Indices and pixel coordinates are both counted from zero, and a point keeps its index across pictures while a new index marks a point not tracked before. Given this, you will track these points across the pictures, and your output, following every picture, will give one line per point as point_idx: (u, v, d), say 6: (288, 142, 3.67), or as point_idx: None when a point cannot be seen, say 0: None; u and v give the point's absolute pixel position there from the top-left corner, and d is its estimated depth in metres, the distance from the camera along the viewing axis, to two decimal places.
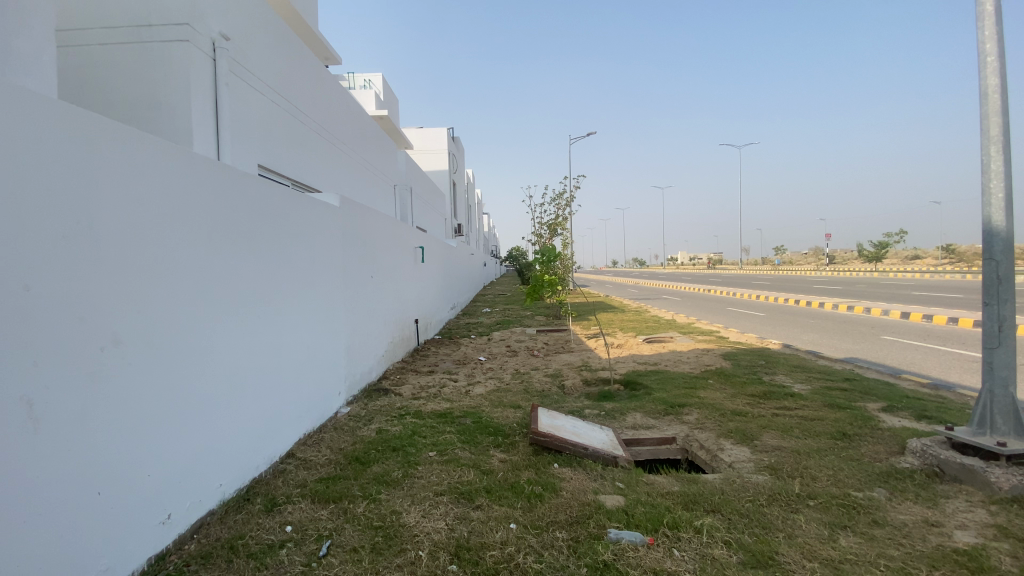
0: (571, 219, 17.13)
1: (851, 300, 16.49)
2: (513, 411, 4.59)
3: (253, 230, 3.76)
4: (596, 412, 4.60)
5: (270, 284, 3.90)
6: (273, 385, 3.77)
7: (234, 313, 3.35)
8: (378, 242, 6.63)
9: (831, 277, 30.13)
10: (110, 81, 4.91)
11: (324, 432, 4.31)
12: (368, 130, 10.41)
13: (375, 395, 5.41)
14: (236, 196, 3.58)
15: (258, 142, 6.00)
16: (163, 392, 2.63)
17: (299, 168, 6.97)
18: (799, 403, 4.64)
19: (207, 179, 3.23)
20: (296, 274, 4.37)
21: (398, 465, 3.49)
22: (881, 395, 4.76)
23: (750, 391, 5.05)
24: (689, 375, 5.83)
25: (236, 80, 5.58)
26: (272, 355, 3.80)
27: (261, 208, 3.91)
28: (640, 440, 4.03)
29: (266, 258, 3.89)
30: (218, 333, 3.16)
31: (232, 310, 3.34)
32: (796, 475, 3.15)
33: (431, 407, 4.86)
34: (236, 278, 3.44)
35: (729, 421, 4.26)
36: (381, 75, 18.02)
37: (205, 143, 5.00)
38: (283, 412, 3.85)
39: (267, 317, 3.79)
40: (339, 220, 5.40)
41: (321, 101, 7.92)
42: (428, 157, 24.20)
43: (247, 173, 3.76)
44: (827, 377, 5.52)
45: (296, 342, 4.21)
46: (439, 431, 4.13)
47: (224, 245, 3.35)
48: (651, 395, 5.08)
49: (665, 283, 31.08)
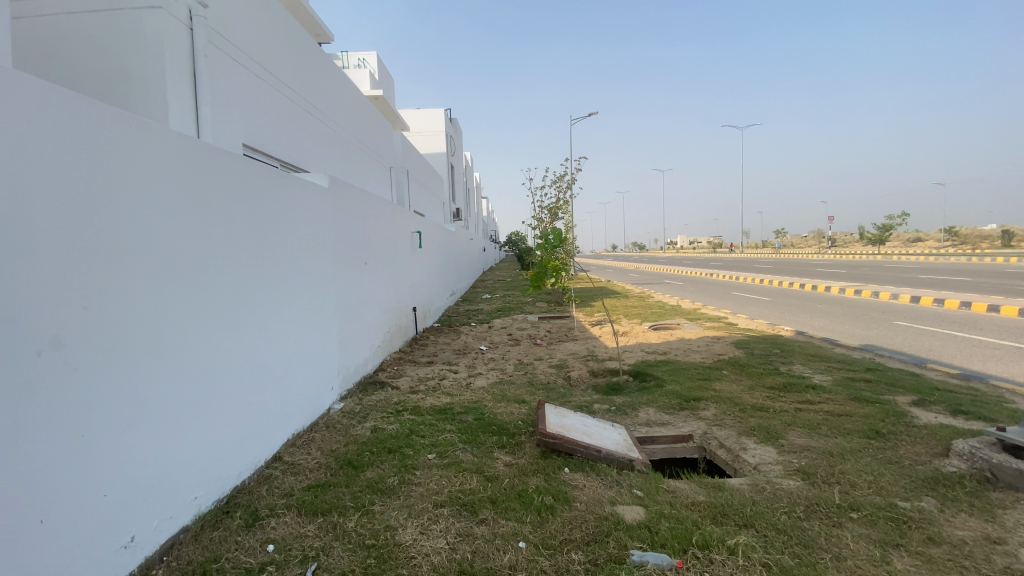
0: (572, 202, 16.74)
1: (857, 283, 16.18)
2: (517, 407, 4.29)
3: (233, 214, 3.41)
4: (607, 407, 4.30)
5: (252, 273, 3.57)
6: (256, 383, 3.46)
7: (209, 307, 3.03)
8: (372, 226, 6.26)
9: (833, 261, 29.79)
10: (75, 53, 4.51)
11: (314, 431, 4.01)
12: (362, 109, 9.95)
13: (370, 389, 5.12)
14: (213, 175, 3.21)
15: (243, 120, 5.62)
16: (121, 400, 2.32)
17: (287, 148, 6.58)
18: (823, 396, 4.36)
19: (180, 155, 2.87)
20: (282, 261, 4.03)
21: (393, 470, 3.19)
22: (910, 388, 4.48)
23: (769, 382, 4.76)
24: (701, 364, 5.54)
25: (217, 53, 5.18)
26: (255, 351, 3.48)
27: (241, 188, 3.53)
28: (654, 437, 3.74)
29: (247, 245, 3.54)
30: (190, 329, 2.84)
31: (207, 302, 3.01)
32: (833, 480, 2.92)
33: (431, 402, 4.56)
34: (211, 266, 3.10)
35: (750, 417, 3.97)
36: (376, 53, 17.39)
37: (182, 121, 4.62)
38: (268, 412, 3.55)
39: (248, 309, 3.46)
40: (331, 203, 5.04)
41: (312, 78, 7.51)
42: (424, 139, 23.72)
43: (227, 150, 3.38)
44: (848, 367, 5.25)
45: (282, 335, 3.90)
46: (439, 430, 3.83)
47: (198, 229, 3.00)
48: (663, 387, 4.79)
49: (666, 267, 30.74)
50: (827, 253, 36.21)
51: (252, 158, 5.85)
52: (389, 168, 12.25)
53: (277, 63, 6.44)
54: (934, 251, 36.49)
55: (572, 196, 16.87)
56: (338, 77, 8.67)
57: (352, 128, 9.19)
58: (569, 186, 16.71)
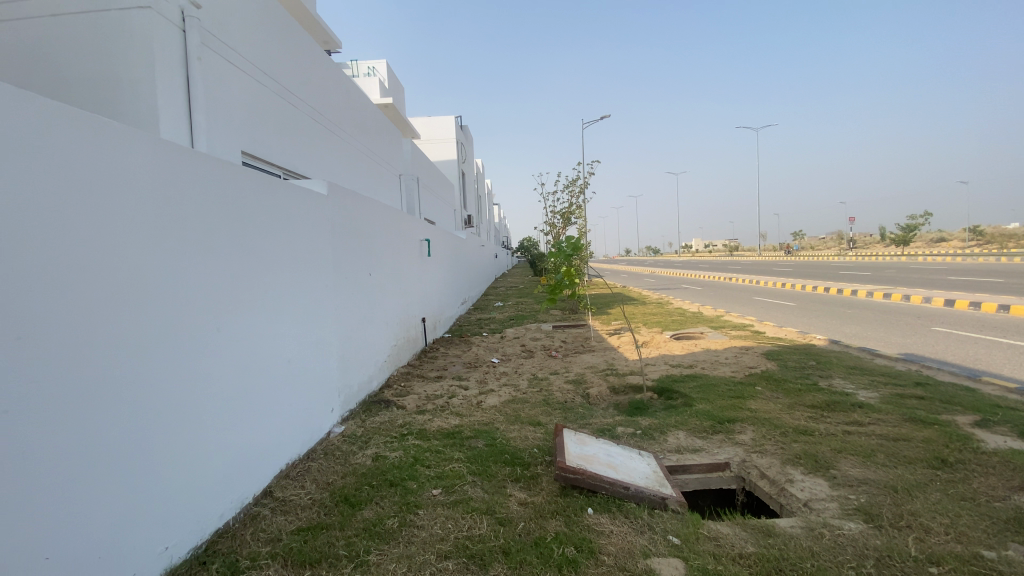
0: (585, 208, 16.34)
1: (884, 286, 15.45)
2: (532, 430, 3.92)
3: (219, 224, 3.08)
4: (631, 431, 3.90)
5: (240, 290, 3.24)
6: (243, 411, 3.14)
7: (187, 330, 2.69)
8: (377, 235, 5.94)
9: (854, 263, 28.88)
10: (62, 58, 4.29)
11: (311, 460, 3.68)
12: (369, 117, 9.71)
13: (375, 409, 4.79)
14: (196, 183, 2.88)
15: (241, 126, 5.38)
16: (72, 447, 1.97)
17: (288, 155, 6.31)
18: (873, 417, 3.91)
19: (157, 161, 2.54)
20: (275, 276, 3.70)
21: (395, 510, 2.84)
22: (970, 407, 4.01)
23: (809, 400, 4.32)
24: (731, 380, 5.10)
25: (211, 55, 4.94)
26: (241, 377, 3.16)
27: (229, 197, 3.23)
28: (686, 466, 3.34)
29: (234, 259, 3.22)
30: (164, 356, 2.50)
31: (185, 326, 2.67)
32: (903, 524, 2.52)
33: (438, 424, 4.21)
34: (193, 284, 2.78)
35: (793, 442, 3.55)
36: (386, 61, 17.28)
37: (173, 127, 4.37)
38: (256, 441, 3.24)
39: (235, 330, 3.14)
40: (331, 212, 4.72)
41: (315, 83, 7.27)
42: (435, 147, 23.61)
43: (213, 155, 3.06)
44: (894, 382, 4.79)
45: (275, 355, 3.58)
46: (446, 458, 3.47)
47: (180, 244, 2.69)
48: (691, 406, 4.37)
49: (682, 272, 30.07)
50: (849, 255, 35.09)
51: (250, 166, 5.61)
52: (398, 174, 12.01)
53: (277, 67, 6.21)
54: (962, 251, 35.27)
55: (585, 201, 16.51)
56: (343, 82, 8.42)
57: (358, 135, 8.95)
58: (582, 191, 16.36)
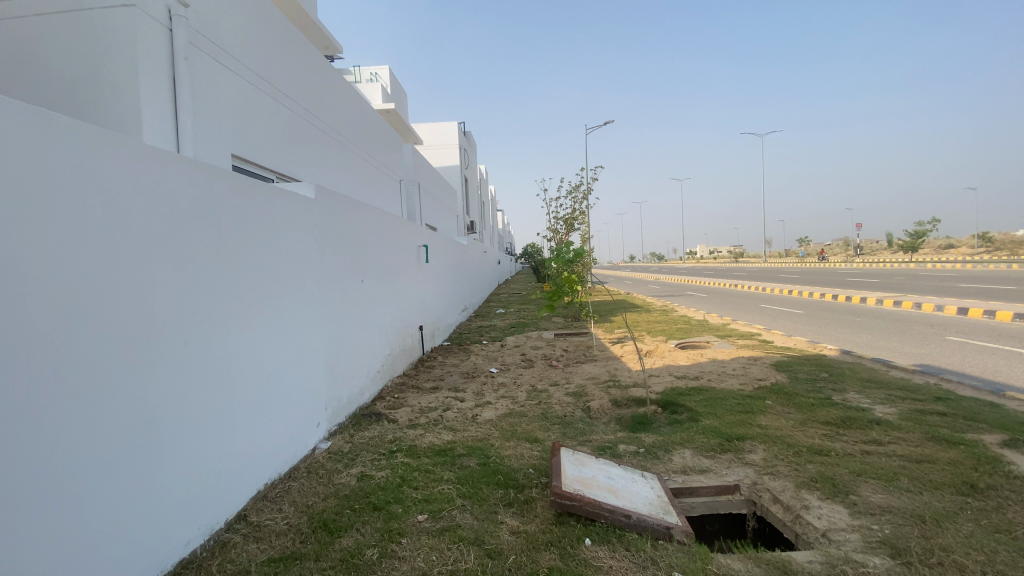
0: (589, 214, 16.13)
1: (895, 294, 15.12)
2: (528, 447, 3.70)
3: (191, 228, 2.87)
4: (634, 450, 3.66)
5: (214, 300, 3.04)
6: (216, 430, 2.93)
7: (148, 342, 2.47)
8: (371, 241, 5.75)
9: (861, 270, 28.49)
10: (45, 59, 4.15)
11: (292, 480, 3.48)
12: (368, 122, 9.57)
13: (365, 423, 4.58)
14: (163, 186, 2.68)
15: (232, 129, 5.22)
16: (1, 480, 1.74)
17: (281, 159, 6.14)
18: (892, 436, 3.66)
19: (119, 161, 2.36)
20: (257, 284, 3.50)
21: (376, 537, 2.62)
22: (996, 424, 3.75)
23: (823, 417, 4.08)
24: (740, 393, 4.84)
25: (200, 56, 4.78)
26: (214, 391, 2.95)
27: (206, 202, 3.04)
28: (692, 489, 3.12)
29: (209, 266, 3.01)
30: (122, 371, 2.29)
31: (146, 338, 2.46)
32: (933, 561, 2.28)
33: (430, 440, 3.99)
34: (162, 294, 2.59)
35: (808, 464, 3.31)
36: (388, 66, 17.21)
37: (158, 129, 4.21)
38: (232, 460, 3.04)
39: (207, 343, 2.92)
40: (320, 217, 4.53)
41: (311, 87, 7.11)
42: (438, 153, 23.50)
43: (186, 156, 2.88)
44: (913, 396, 4.53)
45: (255, 367, 3.38)
46: (434, 479, 3.25)
47: (147, 252, 2.51)
48: (698, 422, 4.13)
49: (686, 279, 29.74)
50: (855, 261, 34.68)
51: (241, 170, 5.44)
52: (399, 180, 11.88)
53: (271, 69, 6.06)
54: (972, 258, 34.76)
55: (589, 207, 16.29)
56: (342, 86, 8.30)
57: (357, 139, 8.80)
58: (585, 198, 16.15)
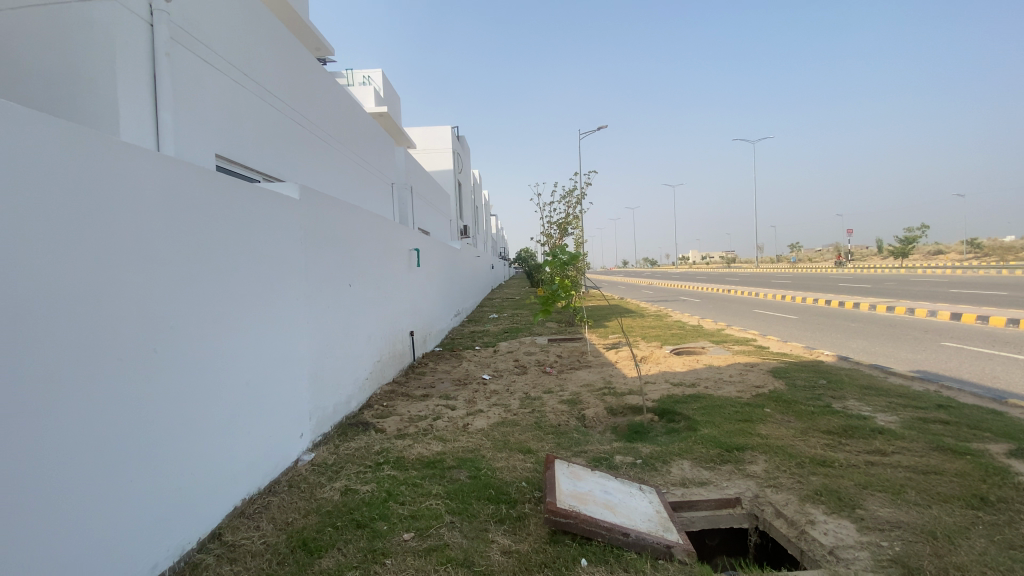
0: (582, 218, 16.03)
1: (887, 299, 15.13)
2: (521, 459, 3.55)
3: (163, 227, 2.70)
4: (631, 461, 3.52)
5: (189, 304, 2.86)
6: (188, 444, 2.75)
7: (111, 349, 2.29)
8: (359, 244, 5.59)
9: (852, 276, 28.61)
10: (18, 53, 3.98)
11: (272, 494, 3.31)
12: (359, 124, 9.42)
13: (351, 433, 4.41)
14: (136, 185, 2.53)
15: (217, 129, 5.06)
16: None
17: (268, 160, 5.98)
18: (896, 446, 3.55)
19: (85, 157, 2.22)
20: (236, 288, 3.33)
21: (358, 558, 2.46)
22: (1001, 433, 3.65)
23: (824, 425, 3.96)
24: (738, 401, 4.72)
25: (183, 52, 4.63)
26: (187, 403, 2.77)
27: (183, 202, 2.89)
28: (692, 503, 2.99)
29: (184, 267, 2.84)
30: (80, 381, 2.11)
31: (109, 345, 2.28)
32: None
33: (418, 451, 3.83)
34: (132, 300, 2.44)
35: (811, 475, 3.19)
36: (381, 70, 17.08)
37: (137, 127, 4.05)
38: (208, 475, 2.88)
39: (179, 350, 2.75)
40: (305, 219, 4.37)
41: (300, 87, 6.96)
42: (431, 157, 23.33)
43: (162, 154, 2.74)
44: (914, 404, 4.43)
45: (233, 376, 3.21)
46: (422, 493, 3.09)
47: (115, 254, 2.35)
48: (696, 432, 4.00)
49: (679, 285, 29.68)
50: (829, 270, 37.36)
51: (225, 171, 5.28)
52: (391, 184, 11.75)
53: (258, 68, 5.91)
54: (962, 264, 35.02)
55: (582, 211, 16.21)
56: (333, 88, 8.19)
57: (347, 141, 8.65)
58: (579, 202, 16.06)
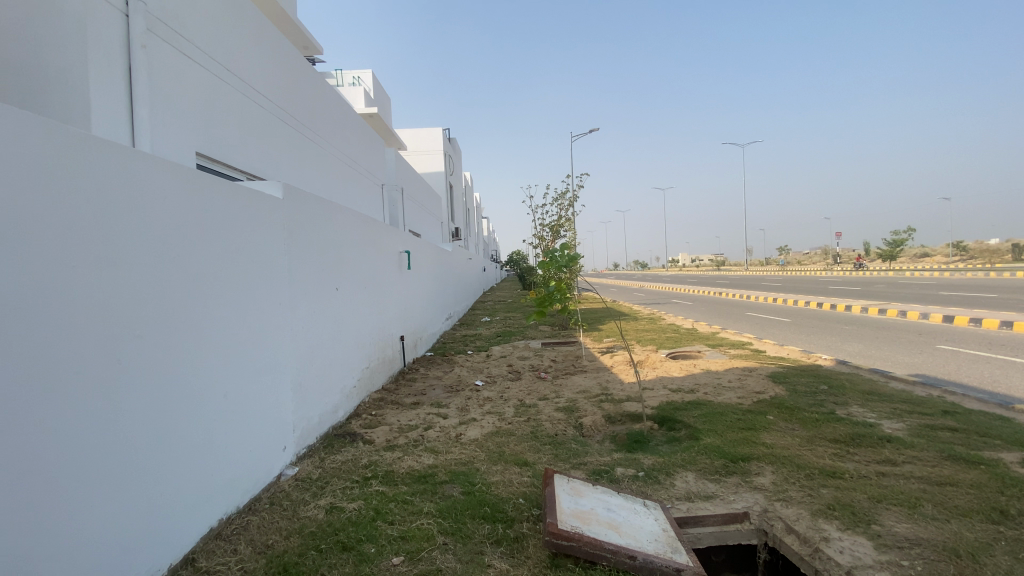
0: (574, 220, 15.91)
1: (879, 301, 15.14)
2: (517, 472, 3.38)
3: (131, 226, 2.47)
4: (632, 473, 3.36)
5: (160, 311, 2.64)
6: (155, 463, 2.52)
7: (64, 362, 2.06)
8: (347, 247, 5.39)
9: (840, 278, 28.82)
10: None
11: (251, 514, 3.10)
12: (348, 123, 9.21)
13: (338, 444, 4.21)
14: (106, 181, 2.34)
15: (197, 126, 4.85)
16: None
17: (251, 159, 5.77)
18: (906, 455, 3.42)
19: (45, 151, 2.03)
20: (213, 293, 3.10)
21: None
22: (1012, 440, 3.54)
23: (830, 434, 3.83)
24: (739, 408, 4.58)
25: (161, 46, 4.44)
26: (156, 418, 2.55)
27: (161, 202, 2.70)
28: (699, 518, 2.83)
29: (154, 271, 2.62)
30: (21, 399, 1.87)
31: (61, 357, 2.04)
32: None
33: (409, 464, 3.64)
34: (98, 306, 2.24)
35: (821, 487, 3.05)
36: (371, 70, 16.87)
37: (110, 123, 3.84)
38: (180, 495, 2.67)
39: (148, 361, 2.52)
40: (288, 220, 4.15)
41: (286, 85, 6.76)
42: (422, 159, 23.13)
43: (139, 150, 2.56)
44: (918, 410, 4.32)
45: (209, 388, 2.99)
46: (413, 511, 2.90)
47: (80, 257, 2.16)
48: (698, 441, 3.85)
49: (670, 287, 29.64)
50: (826, 271, 40.02)
51: (206, 171, 5.07)
52: (381, 185, 11.54)
53: (241, 64, 5.71)
54: (949, 266, 35.44)
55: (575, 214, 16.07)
56: (321, 86, 7.99)
57: (335, 141, 8.45)
58: (571, 204, 15.93)
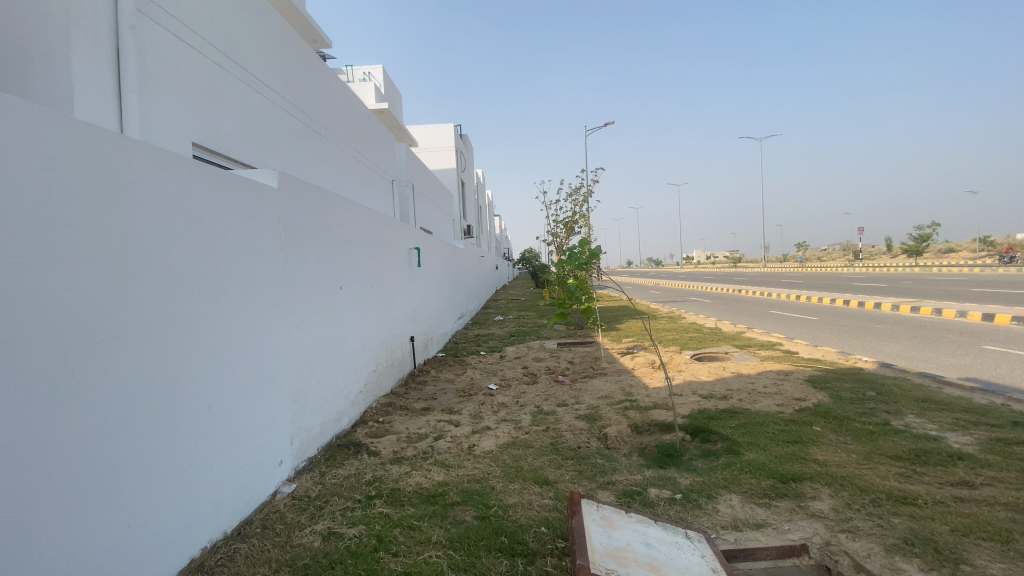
0: (589, 217, 15.47)
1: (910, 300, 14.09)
2: (537, 493, 3.00)
3: (101, 215, 2.08)
4: (668, 495, 2.97)
5: (135, 314, 2.26)
6: (131, 490, 2.16)
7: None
8: (352, 242, 5.04)
9: (863, 276, 27.88)
10: None
11: (240, 540, 2.77)
12: (355, 115, 8.89)
13: (340, 457, 3.86)
14: (84, 168, 2.00)
15: (194, 115, 4.56)
16: None
17: (250, 150, 5.47)
18: (983, 475, 2.99)
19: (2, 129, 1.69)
20: (200, 293, 2.74)
21: None
22: None
23: (890, 448, 3.40)
24: (780, 417, 4.17)
25: (153, 27, 4.14)
26: (132, 438, 2.20)
27: (147, 194, 2.36)
28: (750, 551, 2.43)
29: (132, 269, 2.25)
30: None
31: None
32: None
33: (415, 481, 3.28)
34: (66, 309, 1.90)
35: (893, 516, 2.62)
36: (382, 66, 16.60)
37: (94, 107, 3.53)
38: (161, 523, 2.33)
39: (126, 373, 2.18)
40: (287, 215, 3.81)
41: (288, 74, 6.45)
42: (433, 155, 22.82)
43: (122, 135, 2.22)
44: (984, 421, 3.87)
45: (193, 401, 2.62)
46: (421, 542, 2.54)
47: (44, 252, 1.81)
48: (740, 456, 3.44)
49: (686, 285, 28.96)
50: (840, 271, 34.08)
51: (202, 161, 4.75)
52: (390, 180, 11.23)
53: (241, 49, 5.40)
54: None
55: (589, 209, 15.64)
56: (326, 76, 7.69)
57: (341, 134, 8.14)
58: (586, 200, 15.53)
